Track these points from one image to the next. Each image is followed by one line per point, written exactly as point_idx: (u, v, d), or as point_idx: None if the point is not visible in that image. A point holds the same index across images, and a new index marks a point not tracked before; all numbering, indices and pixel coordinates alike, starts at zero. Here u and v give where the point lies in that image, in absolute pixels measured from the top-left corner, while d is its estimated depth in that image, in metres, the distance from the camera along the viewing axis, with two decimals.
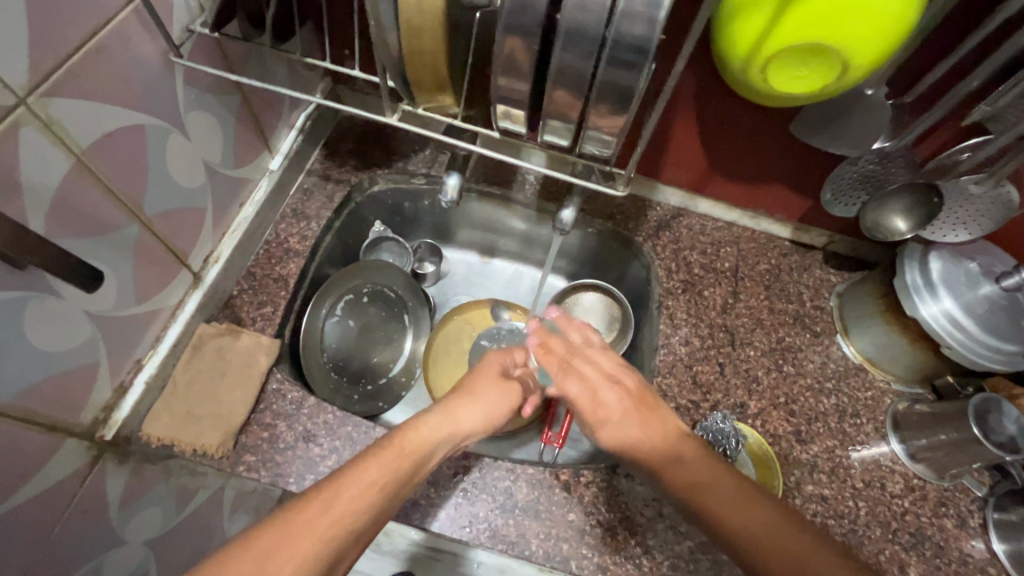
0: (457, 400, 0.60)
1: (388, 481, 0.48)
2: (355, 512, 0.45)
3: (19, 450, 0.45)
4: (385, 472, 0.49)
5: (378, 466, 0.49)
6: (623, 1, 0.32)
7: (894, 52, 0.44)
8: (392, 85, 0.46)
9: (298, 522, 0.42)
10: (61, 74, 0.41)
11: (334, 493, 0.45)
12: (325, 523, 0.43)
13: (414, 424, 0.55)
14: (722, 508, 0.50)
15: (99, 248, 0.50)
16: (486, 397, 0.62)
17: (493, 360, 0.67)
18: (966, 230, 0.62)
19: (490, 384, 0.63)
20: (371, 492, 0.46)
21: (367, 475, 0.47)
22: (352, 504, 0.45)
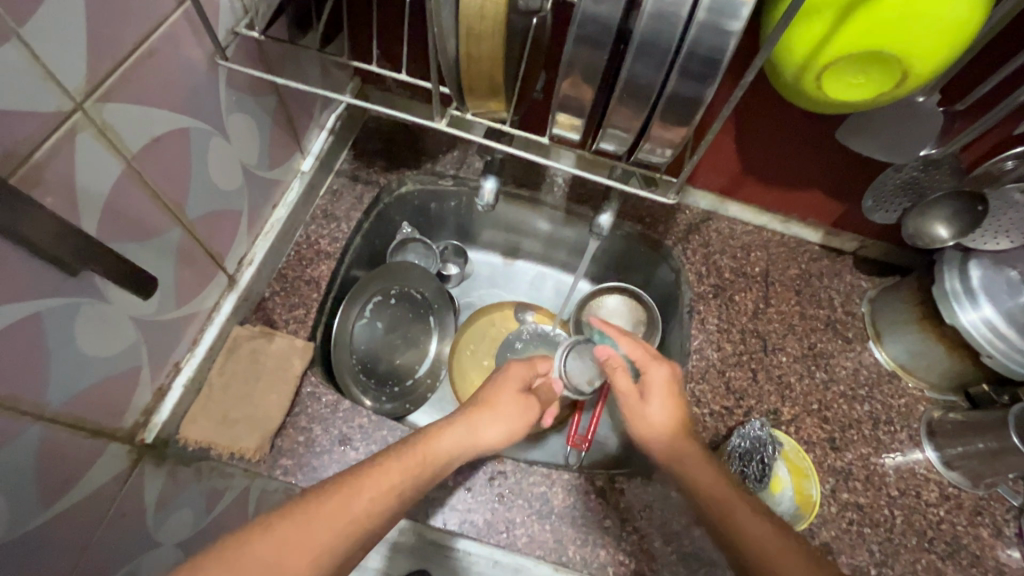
0: (478, 412, 0.57)
1: (407, 486, 0.48)
2: (377, 512, 0.44)
3: (65, 454, 0.45)
4: (406, 472, 0.48)
5: (403, 468, 0.48)
6: (703, 12, 0.33)
7: (955, 60, 0.43)
8: (445, 89, 0.46)
9: (322, 516, 0.42)
10: (115, 78, 0.41)
11: (354, 492, 0.44)
12: (343, 519, 0.43)
13: (436, 431, 0.53)
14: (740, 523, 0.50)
15: (144, 253, 0.49)
16: (506, 411, 0.59)
17: (515, 374, 0.63)
18: (1008, 238, 0.61)
19: (514, 399, 0.60)
20: (391, 494, 0.46)
21: (390, 472, 0.47)
22: (370, 504, 0.44)
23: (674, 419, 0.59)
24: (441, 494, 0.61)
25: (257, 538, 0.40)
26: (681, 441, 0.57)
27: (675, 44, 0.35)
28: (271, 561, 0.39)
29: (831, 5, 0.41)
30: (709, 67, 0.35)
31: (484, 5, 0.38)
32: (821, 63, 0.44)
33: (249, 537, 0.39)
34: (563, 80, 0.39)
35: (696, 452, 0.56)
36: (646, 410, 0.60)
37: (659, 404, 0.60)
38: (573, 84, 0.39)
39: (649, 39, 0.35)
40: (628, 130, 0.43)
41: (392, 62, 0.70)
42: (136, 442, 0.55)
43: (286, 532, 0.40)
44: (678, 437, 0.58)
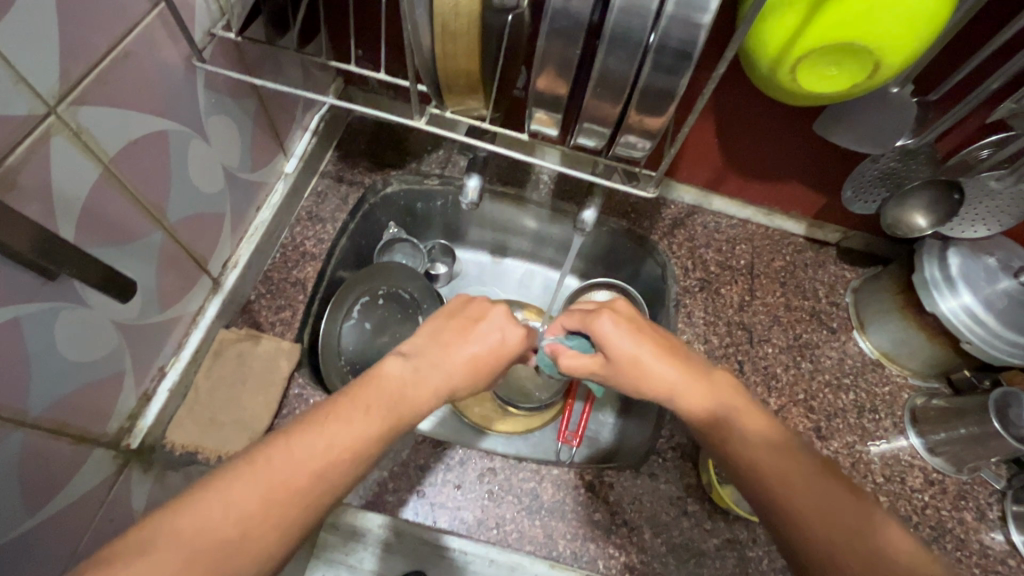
0: (458, 362, 0.48)
1: (376, 439, 0.42)
2: (349, 474, 0.40)
3: (49, 460, 0.45)
4: (380, 425, 0.42)
5: (368, 423, 0.41)
6: (671, 6, 0.33)
7: (926, 50, 0.44)
8: (423, 87, 0.46)
9: (281, 475, 0.37)
10: (89, 81, 0.41)
11: (311, 453, 0.39)
12: (302, 481, 0.38)
13: (400, 386, 0.45)
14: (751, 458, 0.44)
15: (123, 256, 0.49)
16: (467, 366, 0.48)
17: (505, 317, 0.51)
18: (985, 226, 0.63)
19: (500, 353, 0.50)
20: (356, 449, 0.40)
21: (359, 425, 0.41)
22: (330, 461, 0.39)
23: (641, 360, 0.51)
24: (432, 493, 0.61)
25: (224, 495, 0.36)
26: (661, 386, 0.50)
27: (646, 38, 0.36)
28: (233, 530, 0.35)
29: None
30: (682, 60, 0.36)
31: (458, 2, 0.38)
32: (794, 56, 0.44)
33: (213, 500, 0.36)
34: (538, 76, 0.40)
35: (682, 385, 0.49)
36: (613, 365, 0.52)
37: (624, 347, 0.52)
38: (549, 79, 0.40)
39: (620, 33, 0.35)
40: (605, 125, 0.43)
41: (374, 62, 0.70)
42: (121, 448, 0.54)
43: (243, 499, 0.36)
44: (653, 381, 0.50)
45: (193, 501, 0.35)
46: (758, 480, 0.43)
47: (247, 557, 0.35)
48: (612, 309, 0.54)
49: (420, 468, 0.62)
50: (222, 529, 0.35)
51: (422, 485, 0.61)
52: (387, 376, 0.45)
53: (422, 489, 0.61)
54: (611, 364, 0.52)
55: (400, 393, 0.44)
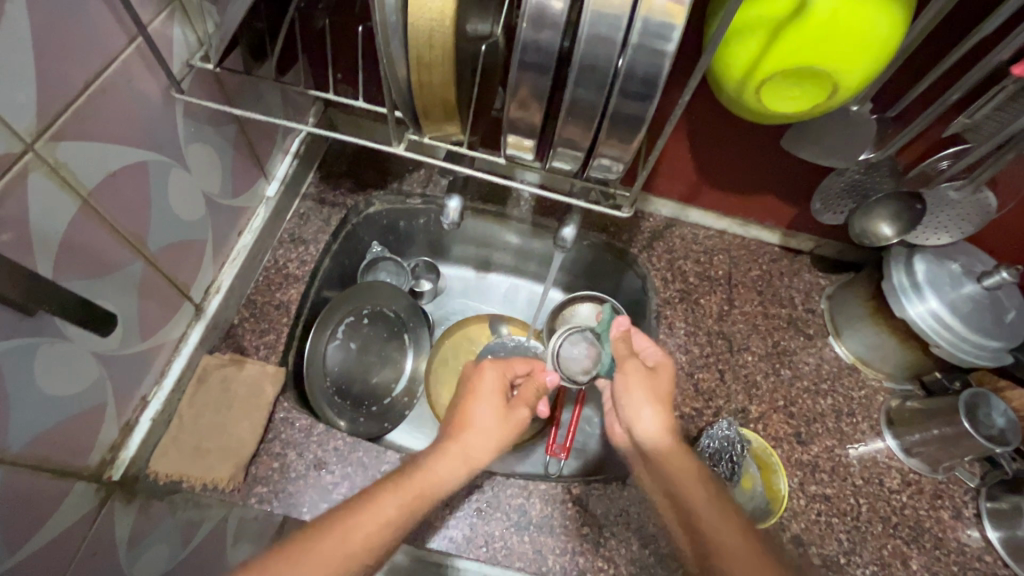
0: (466, 423, 0.56)
1: (403, 516, 0.47)
2: (373, 547, 0.45)
3: (30, 497, 0.44)
4: (401, 504, 0.48)
5: (396, 500, 0.48)
6: (635, 37, 0.35)
7: (881, 71, 0.46)
8: (401, 116, 0.47)
9: (313, 556, 0.42)
10: (66, 117, 0.41)
11: (344, 535, 0.44)
12: (338, 556, 0.43)
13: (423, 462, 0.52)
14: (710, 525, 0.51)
15: (104, 287, 0.49)
16: (480, 424, 0.56)
17: (493, 373, 0.59)
18: (948, 233, 0.66)
19: (500, 404, 0.57)
20: (383, 524, 0.46)
21: (385, 504, 0.47)
22: (363, 538, 0.45)
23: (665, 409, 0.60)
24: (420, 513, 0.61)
25: None
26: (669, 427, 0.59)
27: (614, 66, 0.37)
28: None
29: (762, 25, 0.43)
30: (648, 88, 0.37)
31: (433, 36, 0.39)
32: (757, 79, 0.46)
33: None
34: (511, 104, 0.41)
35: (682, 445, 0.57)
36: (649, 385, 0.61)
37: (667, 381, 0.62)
38: (521, 107, 0.41)
39: (589, 63, 0.37)
40: (579, 149, 0.44)
41: (353, 85, 0.71)
42: (103, 480, 0.54)
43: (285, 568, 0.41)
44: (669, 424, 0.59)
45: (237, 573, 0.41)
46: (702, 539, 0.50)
47: None
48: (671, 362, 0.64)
49: None
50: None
51: None
52: (410, 461, 0.53)
53: None
54: (656, 380, 0.61)
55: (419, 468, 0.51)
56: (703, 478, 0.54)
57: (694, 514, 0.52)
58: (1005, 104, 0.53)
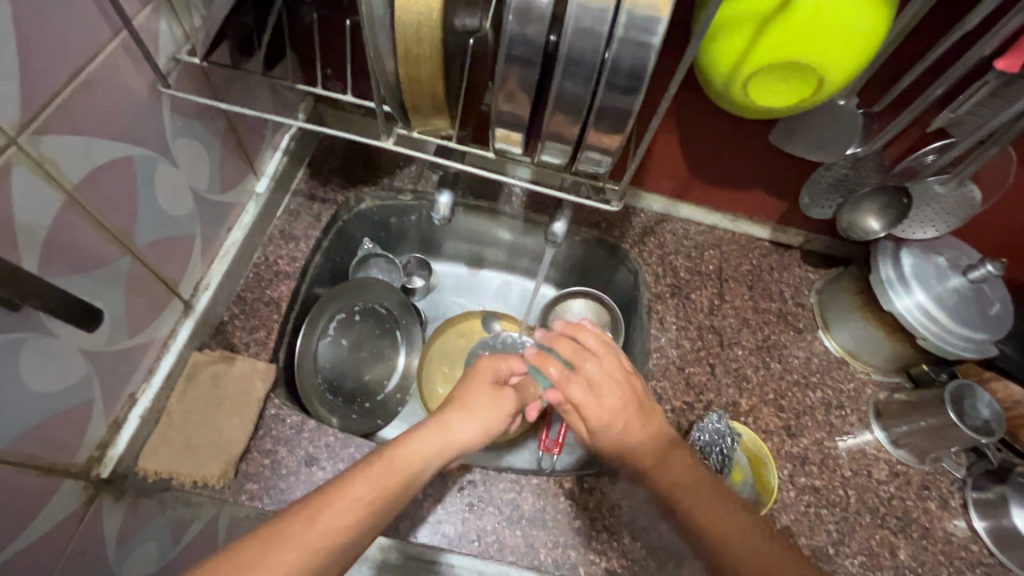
0: (453, 413, 0.57)
1: (374, 498, 0.47)
2: (342, 531, 0.44)
3: (16, 495, 0.44)
4: (371, 490, 0.47)
5: (369, 485, 0.47)
6: (621, 28, 0.35)
7: (866, 65, 0.46)
8: (389, 109, 0.47)
9: (286, 537, 0.42)
10: (51, 110, 0.41)
11: (311, 519, 0.43)
12: (303, 544, 0.42)
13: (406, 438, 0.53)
14: (706, 515, 0.53)
15: (90, 284, 0.49)
16: (476, 410, 0.58)
17: (486, 365, 0.63)
18: (934, 227, 0.66)
19: (488, 390, 0.61)
20: (357, 505, 0.45)
21: (357, 489, 0.46)
22: (338, 518, 0.44)
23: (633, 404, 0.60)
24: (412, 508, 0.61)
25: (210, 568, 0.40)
26: (649, 430, 0.59)
27: (600, 58, 0.37)
28: None
29: (749, 20, 0.44)
30: (635, 81, 0.37)
31: (419, 29, 0.39)
32: (746, 72, 0.46)
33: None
34: (499, 97, 0.41)
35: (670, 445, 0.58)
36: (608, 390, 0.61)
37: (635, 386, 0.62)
38: (510, 100, 0.41)
39: (575, 56, 0.37)
40: (568, 143, 0.44)
41: (343, 81, 0.71)
42: (91, 478, 0.53)
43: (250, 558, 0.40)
44: (645, 422, 0.60)
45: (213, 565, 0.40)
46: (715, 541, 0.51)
47: None
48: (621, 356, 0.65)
49: None
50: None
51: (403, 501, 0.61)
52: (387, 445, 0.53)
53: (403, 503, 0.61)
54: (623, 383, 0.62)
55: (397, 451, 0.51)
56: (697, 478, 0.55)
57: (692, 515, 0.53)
58: (989, 99, 0.53)
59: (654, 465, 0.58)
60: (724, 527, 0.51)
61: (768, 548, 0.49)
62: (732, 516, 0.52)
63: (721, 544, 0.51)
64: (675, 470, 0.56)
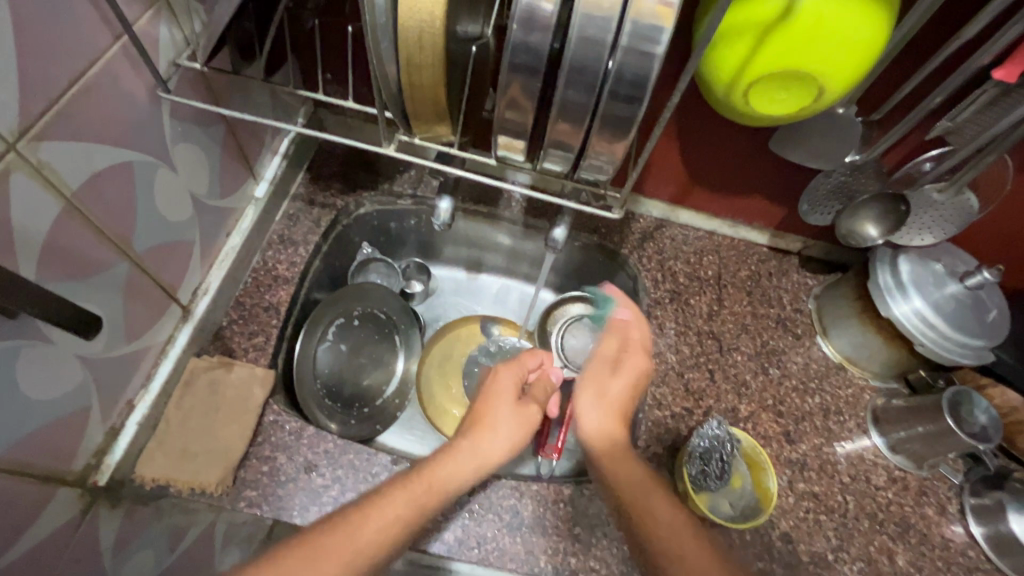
0: (478, 430, 0.56)
1: (410, 517, 0.48)
2: (379, 546, 0.45)
3: (13, 504, 0.44)
4: (405, 506, 0.48)
5: (402, 504, 0.48)
6: (624, 39, 0.35)
7: (865, 74, 0.47)
8: (391, 116, 0.47)
9: (323, 550, 0.43)
10: (50, 117, 0.41)
11: (351, 534, 0.45)
12: (343, 556, 0.43)
13: (436, 459, 0.53)
14: (651, 516, 0.51)
15: (89, 290, 0.48)
16: (501, 424, 0.57)
17: (506, 375, 0.61)
18: (932, 234, 0.67)
19: (512, 402, 0.59)
20: (394, 522, 0.47)
21: (392, 508, 0.48)
22: (375, 535, 0.46)
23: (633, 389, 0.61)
24: None
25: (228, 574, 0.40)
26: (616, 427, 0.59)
27: (603, 68, 0.37)
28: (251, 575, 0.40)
29: (750, 30, 0.44)
30: (637, 90, 0.37)
31: (422, 38, 0.39)
32: (746, 82, 0.47)
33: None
34: (502, 106, 0.41)
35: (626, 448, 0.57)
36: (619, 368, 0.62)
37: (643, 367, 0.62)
38: (513, 107, 0.41)
39: (579, 65, 0.37)
40: (569, 151, 0.45)
41: (343, 85, 0.71)
42: (88, 485, 0.53)
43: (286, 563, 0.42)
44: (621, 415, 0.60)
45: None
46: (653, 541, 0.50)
47: None
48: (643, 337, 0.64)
49: None
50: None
51: None
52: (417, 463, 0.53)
53: None
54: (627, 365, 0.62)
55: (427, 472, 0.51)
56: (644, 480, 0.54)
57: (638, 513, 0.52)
58: (986, 108, 0.54)
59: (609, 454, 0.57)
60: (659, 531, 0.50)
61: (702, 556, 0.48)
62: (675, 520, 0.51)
63: (653, 543, 0.50)
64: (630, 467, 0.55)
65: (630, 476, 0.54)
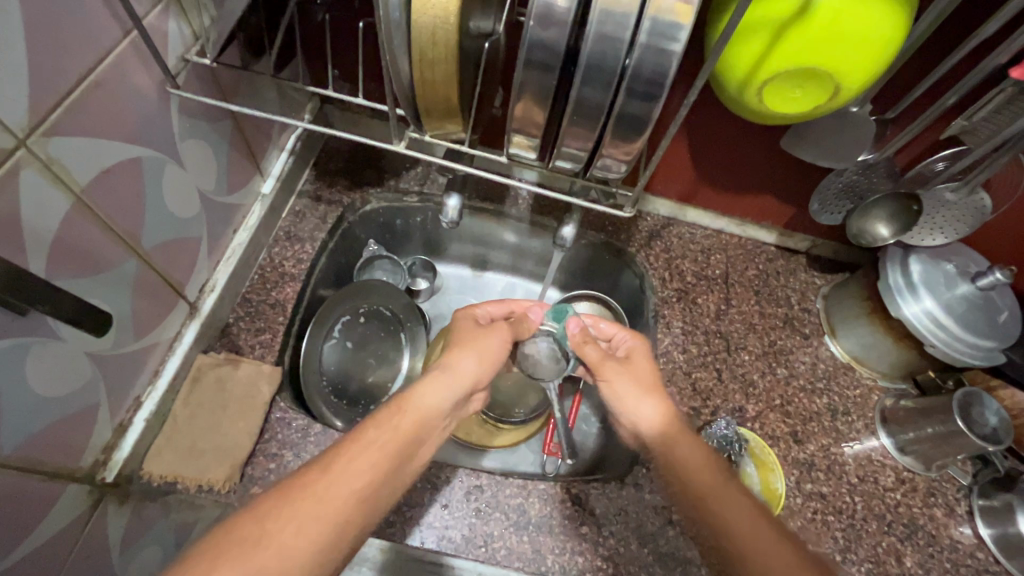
0: (455, 352, 0.57)
1: (393, 447, 0.46)
2: (356, 482, 0.42)
3: (21, 500, 0.43)
4: (391, 441, 0.46)
5: (384, 436, 0.46)
6: (643, 36, 0.35)
7: (882, 72, 0.46)
8: (402, 114, 0.47)
9: (303, 488, 0.41)
10: (59, 112, 0.40)
11: (331, 467, 0.43)
12: (327, 490, 0.41)
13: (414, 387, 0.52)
14: (731, 521, 0.46)
15: (97, 286, 0.48)
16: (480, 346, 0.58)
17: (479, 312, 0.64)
18: (943, 234, 0.66)
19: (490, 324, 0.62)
20: (375, 453, 0.45)
21: (370, 442, 0.45)
22: (357, 472, 0.43)
23: (654, 382, 0.59)
24: (418, 513, 0.61)
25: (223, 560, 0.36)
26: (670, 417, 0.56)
27: (621, 65, 0.37)
28: (252, 538, 0.37)
29: (765, 27, 0.43)
30: (654, 88, 0.37)
31: (436, 33, 0.39)
32: (760, 80, 0.46)
33: (247, 542, 0.37)
34: (515, 103, 0.41)
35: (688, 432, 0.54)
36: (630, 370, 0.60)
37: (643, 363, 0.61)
38: (526, 105, 0.41)
39: (596, 63, 0.37)
40: (583, 150, 0.44)
41: (350, 81, 0.70)
42: (96, 482, 0.53)
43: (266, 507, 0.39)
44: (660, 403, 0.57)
45: (230, 525, 0.38)
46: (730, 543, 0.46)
47: (255, 544, 0.37)
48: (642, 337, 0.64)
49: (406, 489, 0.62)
50: (264, 552, 0.37)
51: (410, 506, 0.61)
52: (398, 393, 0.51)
53: (409, 508, 0.61)
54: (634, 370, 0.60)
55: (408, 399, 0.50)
56: (715, 468, 0.50)
57: (710, 510, 0.48)
58: (1003, 107, 0.53)
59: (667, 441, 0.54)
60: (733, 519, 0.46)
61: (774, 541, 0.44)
62: (738, 499, 0.48)
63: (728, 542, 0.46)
64: (686, 456, 0.52)
65: (695, 459, 0.51)
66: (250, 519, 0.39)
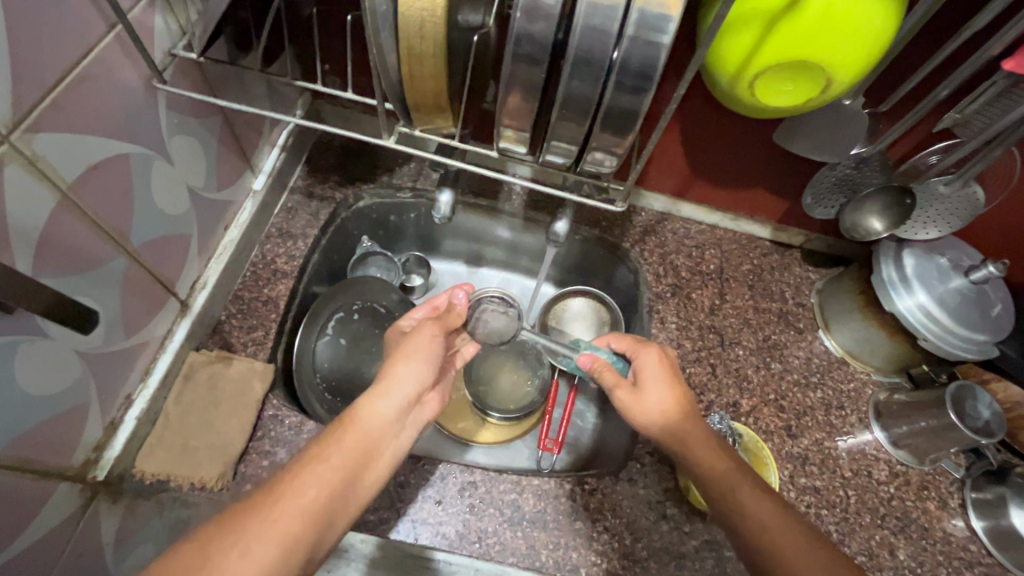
0: (394, 364, 0.52)
1: (343, 478, 0.44)
2: (305, 515, 0.41)
3: (9, 500, 0.43)
4: (338, 471, 0.44)
5: (334, 468, 0.44)
6: (630, 29, 0.35)
7: (875, 63, 0.46)
8: (392, 108, 0.46)
9: (251, 517, 0.39)
10: (43, 108, 0.40)
11: (281, 497, 0.41)
12: (274, 524, 0.39)
13: (357, 411, 0.49)
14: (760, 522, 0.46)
15: (85, 284, 0.48)
16: (420, 355, 0.53)
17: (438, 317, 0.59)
18: (936, 227, 0.66)
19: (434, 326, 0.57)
20: (325, 485, 0.43)
21: (324, 473, 0.44)
22: (308, 507, 0.41)
23: (676, 394, 0.56)
24: (412, 509, 0.61)
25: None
26: (688, 420, 0.54)
27: (609, 58, 0.36)
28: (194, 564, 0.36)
29: (755, 19, 0.43)
30: (643, 81, 0.37)
31: (423, 26, 0.38)
32: (751, 73, 0.46)
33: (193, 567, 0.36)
34: (504, 97, 0.40)
35: (710, 436, 0.52)
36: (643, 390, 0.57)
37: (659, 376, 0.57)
38: (515, 99, 0.40)
39: (584, 56, 0.36)
40: (573, 144, 0.44)
41: (341, 76, 0.70)
42: (88, 480, 0.53)
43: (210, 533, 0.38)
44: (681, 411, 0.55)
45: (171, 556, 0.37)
46: (765, 547, 0.45)
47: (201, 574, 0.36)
48: (657, 347, 0.60)
49: (400, 485, 0.62)
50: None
51: (403, 502, 0.61)
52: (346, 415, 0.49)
53: (402, 504, 0.61)
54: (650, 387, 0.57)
55: (354, 424, 0.48)
56: (734, 470, 0.49)
57: (734, 515, 0.47)
58: (995, 99, 0.53)
59: (682, 445, 0.53)
60: (750, 505, 0.47)
61: (798, 539, 0.44)
62: (762, 502, 0.47)
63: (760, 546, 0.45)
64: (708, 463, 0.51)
65: (714, 463, 0.50)
66: (191, 547, 0.37)
